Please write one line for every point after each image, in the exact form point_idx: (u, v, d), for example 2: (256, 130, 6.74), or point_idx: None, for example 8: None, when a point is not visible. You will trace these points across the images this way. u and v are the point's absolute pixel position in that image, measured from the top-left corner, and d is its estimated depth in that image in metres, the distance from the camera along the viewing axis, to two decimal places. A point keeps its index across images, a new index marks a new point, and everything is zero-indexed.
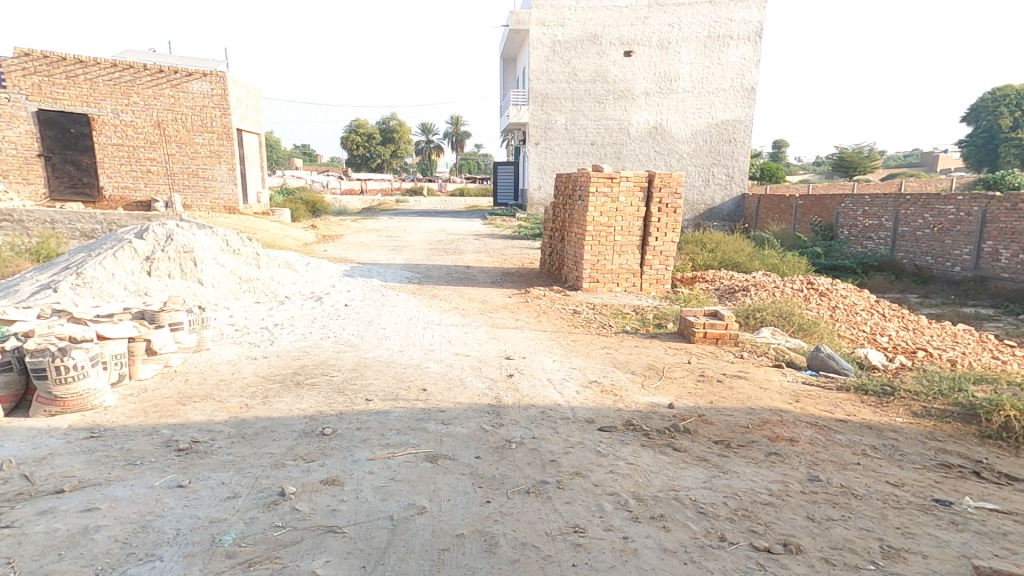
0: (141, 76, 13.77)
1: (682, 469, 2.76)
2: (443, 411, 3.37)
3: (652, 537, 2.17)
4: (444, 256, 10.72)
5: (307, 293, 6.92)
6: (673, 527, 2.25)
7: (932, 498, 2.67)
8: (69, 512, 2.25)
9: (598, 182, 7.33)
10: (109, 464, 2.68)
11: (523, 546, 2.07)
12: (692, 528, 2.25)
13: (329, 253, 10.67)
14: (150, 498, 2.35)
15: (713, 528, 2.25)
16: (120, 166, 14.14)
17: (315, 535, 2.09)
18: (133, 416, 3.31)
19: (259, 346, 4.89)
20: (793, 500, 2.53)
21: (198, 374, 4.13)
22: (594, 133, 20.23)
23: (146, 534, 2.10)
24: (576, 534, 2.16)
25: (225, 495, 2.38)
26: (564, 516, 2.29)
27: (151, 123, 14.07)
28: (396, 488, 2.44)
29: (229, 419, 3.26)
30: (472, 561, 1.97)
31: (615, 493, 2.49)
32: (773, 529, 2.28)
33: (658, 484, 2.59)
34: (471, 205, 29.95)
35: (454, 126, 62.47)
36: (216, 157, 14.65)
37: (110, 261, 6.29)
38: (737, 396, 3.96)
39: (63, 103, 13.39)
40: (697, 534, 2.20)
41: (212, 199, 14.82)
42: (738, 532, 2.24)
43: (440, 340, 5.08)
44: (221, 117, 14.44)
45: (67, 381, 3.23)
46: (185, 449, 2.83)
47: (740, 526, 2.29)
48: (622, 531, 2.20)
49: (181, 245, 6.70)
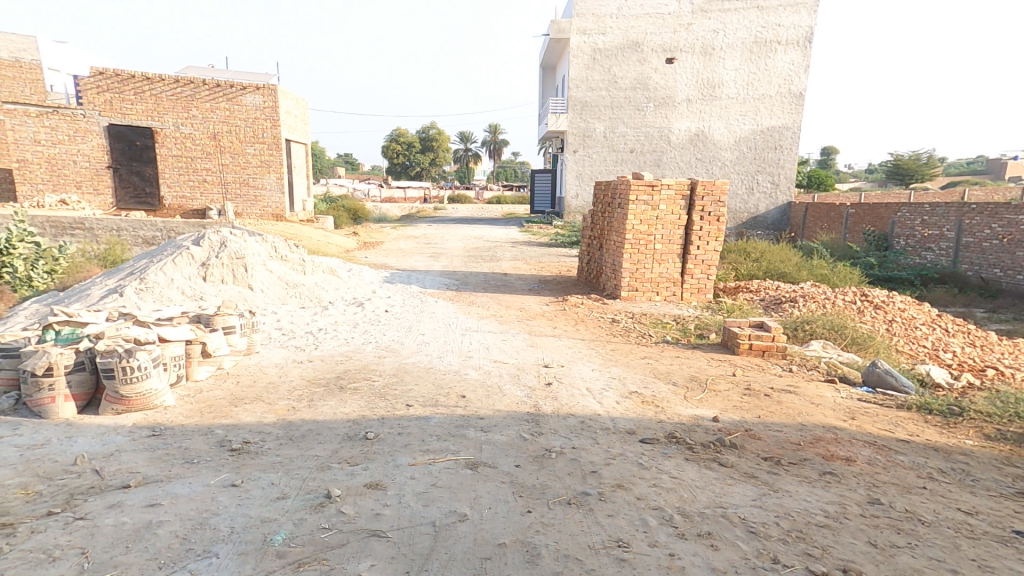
0: (201, 91, 14.42)
1: (729, 486, 2.69)
2: (482, 418, 3.39)
3: (701, 555, 2.12)
4: (481, 263, 10.82)
5: (349, 299, 7.10)
6: (721, 546, 2.19)
7: (1013, 530, 2.50)
8: (135, 507, 2.36)
9: (639, 190, 7.27)
10: (168, 462, 2.80)
11: (566, 558, 2.06)
12: (743, 548, 2.18)
13: (370, 259, 10.92)
14: (206, 496, 2.44)
15: (765, 549, 2.18)
16: (179, 176, 14.84)
17: (360, 539, 2.12)
18: (190, 416, 3.45)
19: (304, 350, 5.02)
20: (852, 524, 2.43)
21: (249, 376, 4.27)
22: (633, 140, 20.07)
23: (203, 531, 2.17)
24: (620, 548, 2.13)
25: (275, 496, 2.45)
26: (606, 529, 2.26)
27: (208, 134, 14.69)
28: (437, 494, 2.46)
29: (277, 421, 3.35)
30: (514, 573, 1.96)
31: (659, 508, 2.44)
32: (831, 553, 2.19)
33: (705, 501, 2.52)
34: (509, 212, 30.31)
35: (493, 133, 62.85)
36: (266, 167, 15.18)
37: (169, 267, 6.58)
38: (786, 411, 3.83)
39: (131, 117, 14.21)
40: (749, 555, 2.14)
41: (262, 207, 15.35)
42: (793, 554, 2.17)
43: (478, 347, 5.12)
44: (271, 128, 14.98)
45: (132, 381, 3.39)
46: (238, 450, 2.93)
47: (794, 548, 2.21)
48: (668, 547, 2.15)
49: (233, 252, 6.96)
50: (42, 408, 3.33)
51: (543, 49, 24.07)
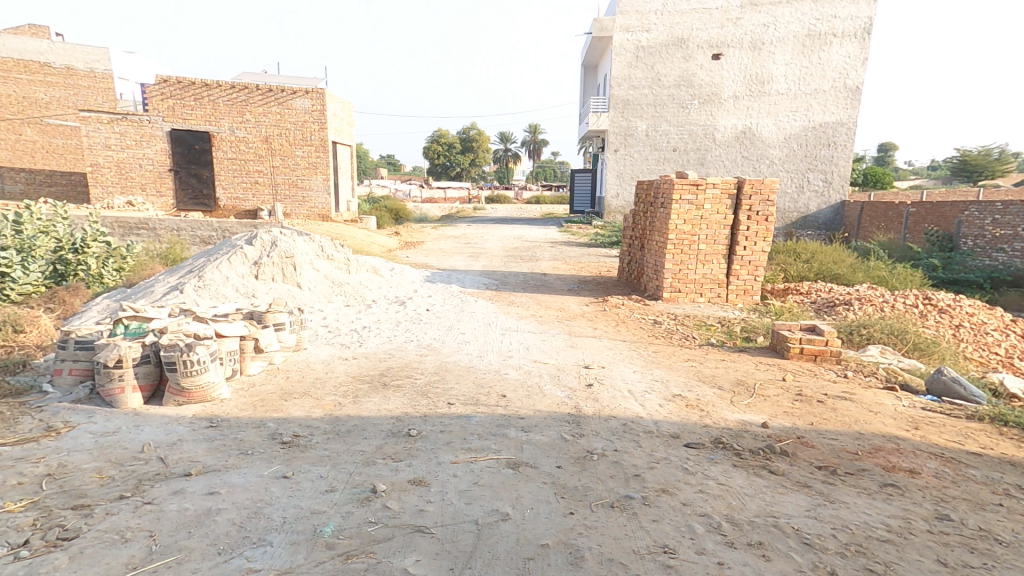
0: (254, 96, 15.00)
1: (781, 495, 2.61)
2: (522, 418, 3.40)
3: (751, 565, 2.06)
4: (520, 263, 10.88)
5: (391, 298, 7.26)
6: (774, 557, 2.12)
7: None
8: (195, 494, 2.47)
9: (683, 189, 7.14)
10: (225, 452, 2.92)
11: (610, 563, 2.03)
12: (797, 560, 2.10)
13: (412, 259, 11.17)
14: (260, 486, 2.53)
15: (821, 562, 2.10)
16: (233, 178, 15.48)
17: (405, 534, 2.16)
18: (244, 409, 3.59)
19: (349, 347, 5.15)
20: (918, 540, 2.31)
21: (298, 372, 4.42)
22: (676, 138, 19.78)
23: (258, 520, 2.26)
24: (666, 555, 2.09)
25: (323, 489, 2.52)
26: (651, 534, 2.23)
27: (260, 138, 15.27)
28: (479, 493, 2.48)
29: (324, 416, 3.45)
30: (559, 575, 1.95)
31: (706, 515, 2.39)
32: (895, 570, 2.09)
33: (755, 509, 2.46)
34: (548, 212, 30.51)
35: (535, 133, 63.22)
36: (313, 168, 15.63)
37: (225, 265, 6.86)
38: (842, 419, 3.69)
39: (190, 123, 14.94)
40: (803, 568, 2.07)
41: (309, 207, 15.81)
42: (852, 569, 2.08)
43: (518, 347, 5.15)
44: (319, 131, 15.40)
45: (192, 374, 3.56)
46: (288, 443, 3.03)
47: (853, 563, 2.12)
48: (717, 556, 2.10)
49: (284, 251, 7.21)
50: (113, 398, 3.53)
51: (585, 49, 24.11)
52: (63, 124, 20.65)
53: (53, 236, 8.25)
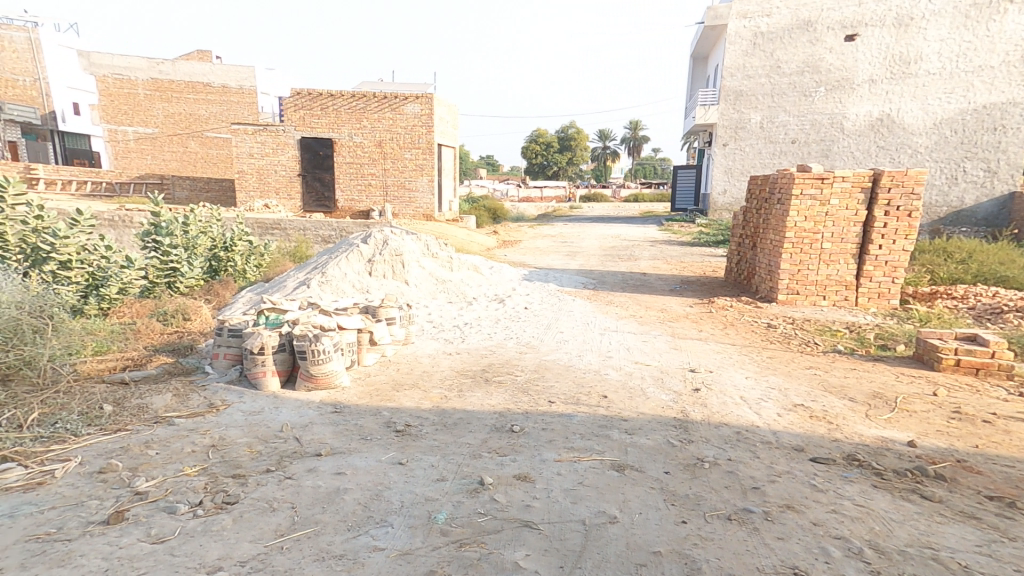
0: (371, 103, 16.23)
1: (939, 525, 2.37)
2: (625, 420, 3.38)
3: None
4: (619, 262, 10.89)
5: (490, 296, 7.52)
6: None
7: None
8: (326, 472, 2.70)
9: (805, 184, 6.95)
10: (349, 436, 3.17)
11: None
12: None
13: (510, 257, 11.62)
14: (380, 470, 2.71)
15: None
16: (350, 181, 16.85)
17: (513, 527, 2.21)
18: (362, 397, 3.87)
19: (452, 343, 5.38)
20: None
21: (407, 365, 4.68)
22: (796, 129, 18.85)
23: (380, 502, 2.41)
24: None
25: (434, 477, 2.64)
26: (778, 553, 2.10)
27: (374, 142, 16.52)
28: (584, 492, 2.49)
29: (432, 408, 3.63)
30: None
31: (843, 538, 2.22)
32: None
33: (906, 538, 2.25)
34: (647, 211, 29.98)
35: (632, 129, 62.62)
36: (419, 170, 16.66)
37: (344, 262, 7.49)
38: (1017, 442, 3.29)
39: (317, 130, 16.45)
40: None
41: (414, 208, 16.86)
42: None
43: (618, 347, 5.15)
44: (426, 134, 16.37)
45: (319, 362, 3.90)
46: (402, 431, 3.22)
47: None
48: None
49: (394, 250, 7.72)
50: (257, 380, 3.96)
51: (696, 41, 23.61)
52: (219, 137, 27.55)
53: (209, 235, 8.86)
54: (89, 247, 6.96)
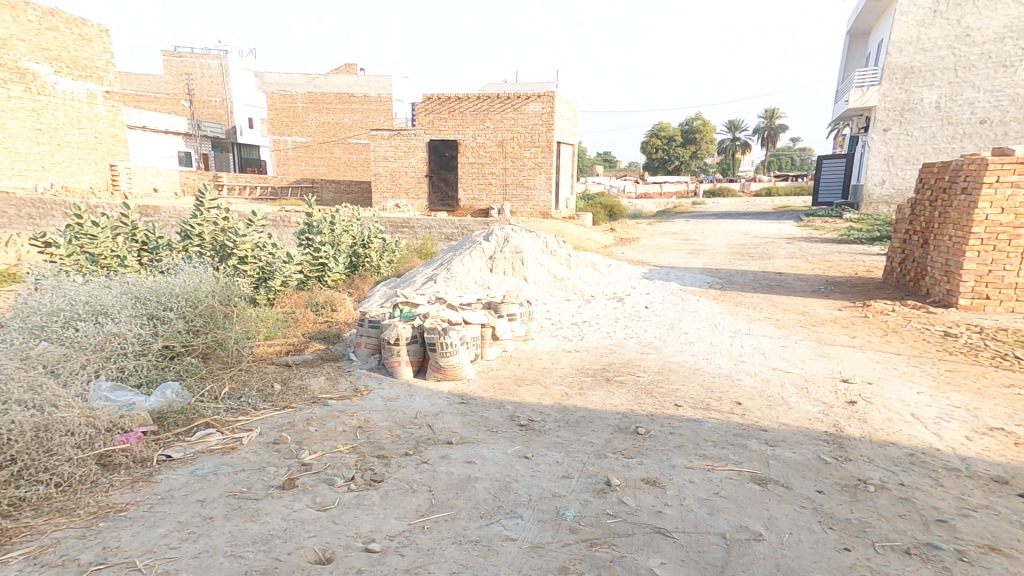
0: (494, 105, 16.81)
1: None
2: (765, 430, 3.36)
3: None
4: (750, 261, 10.50)
5: (609, 294, 7.49)
6: None
7: None
8: (457, 460, 2.90)
9: (1001, 171, 6.45)
10: (476, 427, 3.37)
11: None
12: None
13: (629, 255, 11.60)
14: (507, 462, 2.87)
15: None
16: (472, 180, 17.59)
17: (646, 533, 2.29)
18: (486, 390, 4.07)
19: (571, 340, 5.48)
20: None
21: (529, 360, 4.84)
22: (986, 107, 17.14)
23: (508, 493, 2.57)
24: None
25: (561, 474, 2.76)
26: None
27: (496, 142, 17.10)
28: (721, 505, 2.53)
29: (554, 404, 3.76)
30: None
31: None
32: None
33: None
34: (781, 205, 28.33)
35: (767, 119, 59.09)
36: (539, 168, 16.89)
37: (467, 259, 7.74)
38: None
39: (444, 133, 17.47)
40: None
41: (532, 205, 17.17)
42: None
43: (752, 351, 5.03)
44: (546, 132, 16.60)
45: (447, 354, 4.15)
46: (526, 425, 3.38)
47: None
48: None
49: (514, 247, 7.85)
50: (393, 369, 4.30)
51: (851, 19, 21.89)
52: (358, 143, 30.81)
53: (351, 233, 8.43)
54: (261, 244, 7.07)
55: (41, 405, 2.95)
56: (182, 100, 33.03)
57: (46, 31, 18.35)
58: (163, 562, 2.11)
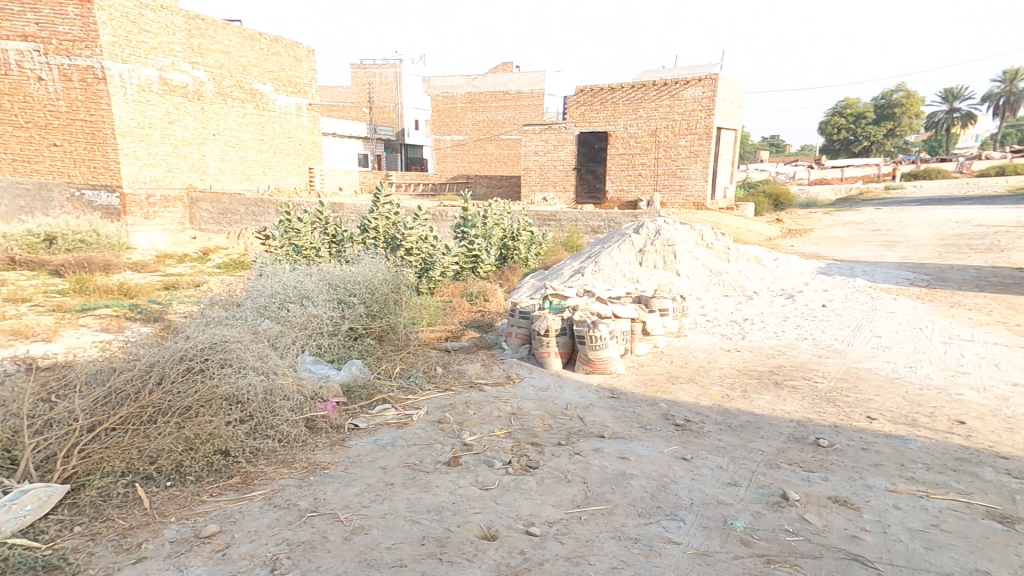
0: (649, 92, 14.94)
1: None
2: (1005, 458, 3.06)
3: None
4: (968, 254, 9.33)
5: (775, 290, 7.11)
6: None
7: None
8: (611, 455, 3.03)
9: None
10: (629, 423, 3.50)
11: None
12: None
13: (800, 247, 10.83)
14: (664, 462, 2.97)
15: None
16: (620, 172, 15.90)
17: (838, 557, 2.24)
18: (638, 386, 4.19)
19: (731, 339, 5.47)
20: None
21: (681, 358, 4.90)
22: None
23: (667, 494, 2.65)
24: None
25: (726, 480, 2.81)
26: None
27: (648, 131, 15.22)
28: (939, 540, 2.35)
29: (713, 406, 3.83)
30: None
31: None
32: None
33: None
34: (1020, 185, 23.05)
35: (1010, 81, 46.50)
36: (694, 157, 14.68)
37: (615, 252, 7.59)
38: None
39: (594, 124, 16.01)
40: None
41: (685, 196, 15.03)
42: None
43: (976, 361, 4.66)
44: (706, 118, 14.29)
45: (596, 348, 4.32)
46: (683, 425, 3.48)
47: None
48: None
49: (665, 240, 7.58)
50: (542, 359, 4.53)
51: None
52: (511, 139, 30.06)
53: (502, 227, 8.48)
54: (424, 236, 7.30)
55: (267, 371, 3.40)
56: (364, 107, 34.30)
57: (271, 54, 16.24)
58: (358, 517, 2.40)
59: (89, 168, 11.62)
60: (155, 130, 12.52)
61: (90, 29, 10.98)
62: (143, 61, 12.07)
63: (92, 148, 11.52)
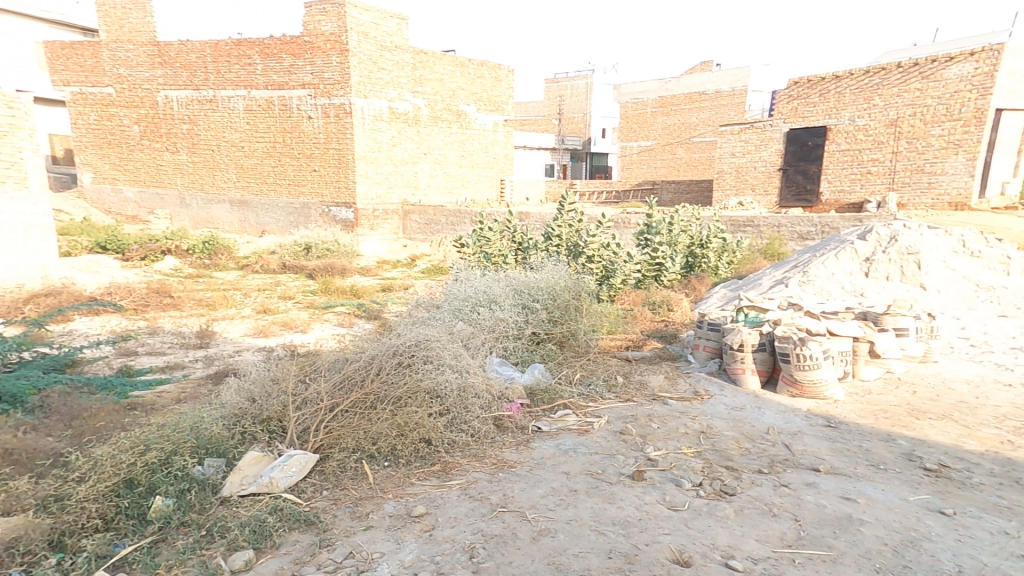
0: (892, 75, 12.12)
1: None
2: None
3: None
4: None
5: None
6: None
7: None
8: (831, 494, 2.82)
9: None
10: (853, 459, 3.26)
11: None
12: None
13: None
14: (909, 513, 2.65)
15: None
16: (841, 170, 13.14)
17: None
18: (866, 417, 3.92)
19: (1008, 372, 4.72)
20: None
21: (928, 390, 4.42)
22: None
23: (913, 551, 2.35)
24: None
25: (1011, 551, 2.37)
26: None
27: (887, 121, 12.30)
28: None
29: (983, 453, 3.36)
30: None
31: None
32: None
33: None
34: None
35: None
36: (955, 147, 11.37)
37: (831, 260, 6.96)
38: None
39: (810, 119, 13.54)
40: None
41: (935, 194, 11.74)
42: None
43: None
44: (982, 98, 10.92)
45: (804, 368, 4.14)
46: (936, 471, 3.10)
47: None
48: None
49: (905, 248, 6.64)
50: (736, 376, 4.49)
51: None
52: (704, 140, 27.54)
53: (690, 233, 8.40)
54: (605, 244, 7.59)
55: (460, 368, 3.69)
56: (554, 120, 34.40)
57: (476, 78, 16.96)
58: (544, 520, 2.50)
59: (336, 188, 13.62)
60: (382, 153, 14.04)
61: (346, 73, 12.94)
62: (377, 94, 13.66)
63: (340, 171, 13.48)
